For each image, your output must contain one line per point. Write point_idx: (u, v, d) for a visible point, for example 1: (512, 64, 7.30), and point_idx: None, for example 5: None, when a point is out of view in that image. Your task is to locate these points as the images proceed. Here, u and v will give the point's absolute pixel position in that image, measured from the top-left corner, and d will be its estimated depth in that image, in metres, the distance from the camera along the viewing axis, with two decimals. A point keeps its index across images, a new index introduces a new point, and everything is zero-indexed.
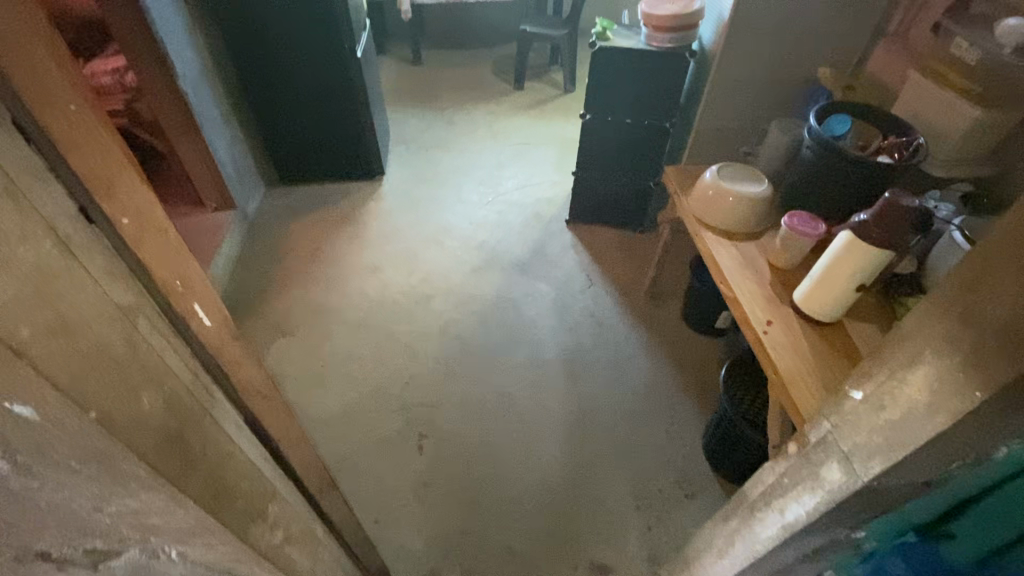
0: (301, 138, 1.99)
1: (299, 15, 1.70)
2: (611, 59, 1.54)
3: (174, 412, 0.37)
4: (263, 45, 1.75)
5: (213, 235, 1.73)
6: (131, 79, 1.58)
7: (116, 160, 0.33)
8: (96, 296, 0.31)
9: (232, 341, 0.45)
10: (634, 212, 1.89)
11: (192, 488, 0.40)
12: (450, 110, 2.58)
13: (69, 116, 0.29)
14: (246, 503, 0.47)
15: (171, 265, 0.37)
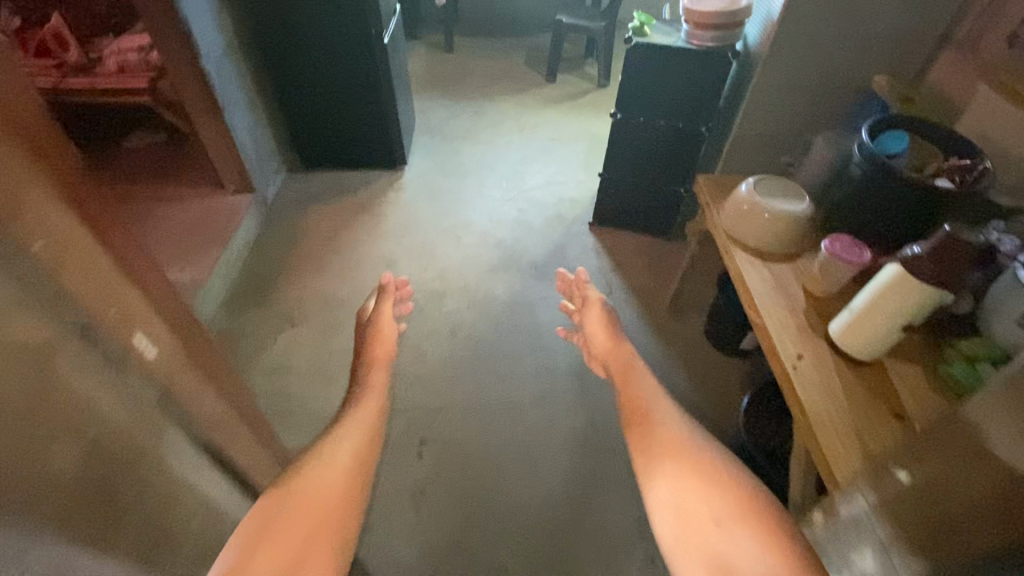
0: (323, 123, 1.96)
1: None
2: (647, 56, 1.45)
3: (83, 449, 0.55)
4: (290, 28, 1.72)
5: (230, 218, 1.72)
6: (156, 57, 1.55)
7: (54, 207, 0.45)
8: (24, 365, 0.48)
9: (176, 371, 0.62)
10: (661, 218, 1.80)
11: (97, 504, 0.57)
12: (478, 100, 2.52)
13: (22, 170, 0.42)
14: (143, 524, 0.64)
15: (108, 304, 0.52)
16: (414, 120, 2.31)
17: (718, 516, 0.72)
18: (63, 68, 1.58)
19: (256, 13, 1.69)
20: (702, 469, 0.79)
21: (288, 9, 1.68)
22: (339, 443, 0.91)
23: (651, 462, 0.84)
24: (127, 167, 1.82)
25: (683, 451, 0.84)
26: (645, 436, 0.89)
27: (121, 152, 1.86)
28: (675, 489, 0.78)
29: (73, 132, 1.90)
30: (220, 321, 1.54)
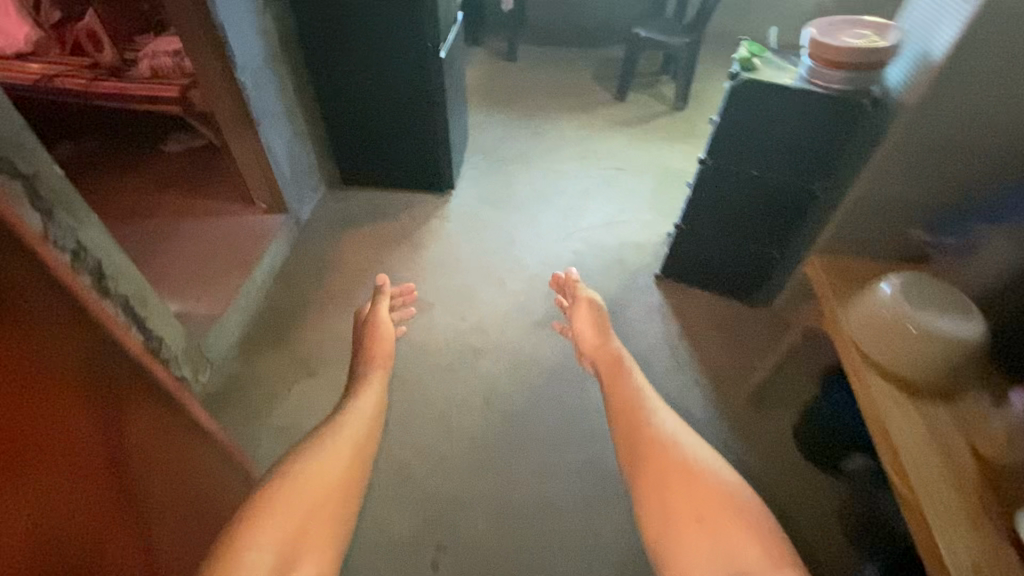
0: (367, 136, 1.77)
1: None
2: (753, 97, 1.18)
3: None
4: (340, 37, 1.54)
5: (256, 242, 1.56)
6: (189, 64, 1.40)
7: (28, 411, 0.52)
8: None
9: None
10: (745, 281, 1.52)
11: None
12: (538, 118, 2.29)
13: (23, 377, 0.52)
14: None
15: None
16: (467, 139, 2.10)
17: (706, 513, 0.83)
18: (96, 69, 1.46)
19: (303, 19, 1.51)
20: (697, 471, 0.89)
21: (338, 15, 1.49)
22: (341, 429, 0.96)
23: (653, 472, 0.91)
24: (150, 181, 1.69)
25: (677, 456, 0.92)
26: (643, 441, 0.96)
27: (138, 165, 1.73)
28: (669, 492, 0.87)
29: (66, 159, 1.73)
30: (231, 364, 1.38)
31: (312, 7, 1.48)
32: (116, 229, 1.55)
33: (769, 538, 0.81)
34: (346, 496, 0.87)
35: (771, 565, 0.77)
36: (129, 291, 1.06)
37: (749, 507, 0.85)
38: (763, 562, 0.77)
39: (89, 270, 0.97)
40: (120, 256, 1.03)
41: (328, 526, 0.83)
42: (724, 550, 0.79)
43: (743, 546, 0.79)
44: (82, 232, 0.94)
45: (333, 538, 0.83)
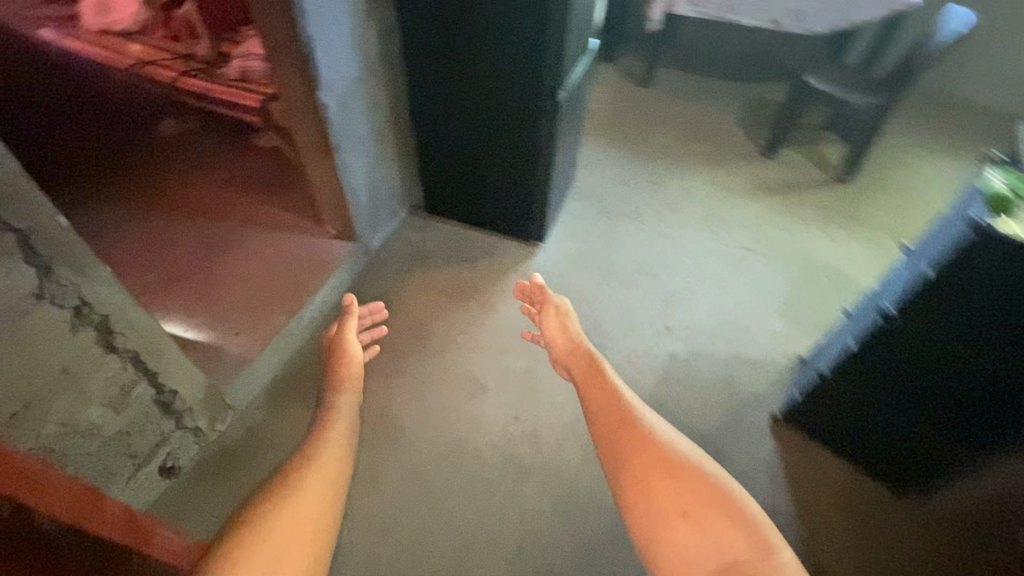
0: (459, 164, 1.53)
1: (499, 12, 1.18)
2: (999, 261, 0.78)
3: None
4: (449, 60, 1.30)
5: (315, 273, 1.41)
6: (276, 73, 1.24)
7: None
8: None
9: None
10: (915, 468, 1.11)
11: None
12: (662, 164, 1.93)
13: None
14: None
15: None
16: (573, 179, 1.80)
17: (691, 510, 0.82)
18: (189, 61, 1.35)
19: (411, 36, 1.29)
20: (684, 468, 0.87)
21: (451, 38, 1.26)
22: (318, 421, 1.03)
23: (634, 473, 0.89)
24: (187, 179, 1.55)
25: (656, 452, 0.90)
26: (620, 446, 0.94)
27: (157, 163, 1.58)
28: (655, 493, 0.86)
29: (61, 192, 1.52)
30: (256, 414, 1.24)
31: (424, 24, 1.26)
32: (183, 230, 1.46)
33: (757, 528, 0.80)
34: (337, 470, 0.94)
35: (756, 554, 0.77)
36: (141, 344, 0.92)
37: (734, 497, 0.84)
38: (752, 552, 0.77)
39: (93, 327, 0.83)
40: (136, 309, 0.89)
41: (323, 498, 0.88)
42: (714, 543, 0.79)
43: (730, 538, 0.79)
44: (88, 288, 0.80)
45: (326, 508, 0.88)
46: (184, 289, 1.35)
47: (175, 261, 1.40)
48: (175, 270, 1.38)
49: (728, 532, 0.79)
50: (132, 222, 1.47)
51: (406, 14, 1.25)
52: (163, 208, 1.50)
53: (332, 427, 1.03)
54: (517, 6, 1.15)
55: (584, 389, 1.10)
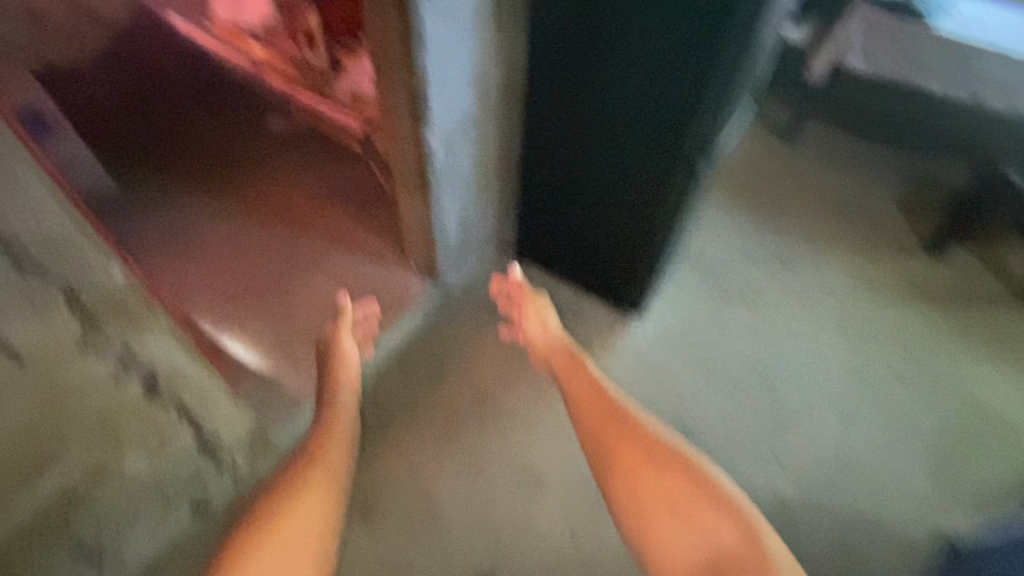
0: (563, 215, 1.34)
1: (647, 62, 0.96)
2: None
3: None
4: (576, 109, 1.11)
5: (388, 313, 1.31)
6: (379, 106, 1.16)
7: None
8: None
9: None
10: None
11: None
12: (792, 241, 1.61)
13: None
14: None
15: None
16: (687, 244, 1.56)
17: (678, 505, 0.87)
18: (305, 73, 1.30)
19: (537, 76, 1.12)
20: (669, 459, 0.92)
21: (583, 85, 1.07)
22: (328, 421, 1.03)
23: (614, 465, 0.95)
24: (269, 196, 1.50)
25: (638, 450, 0.94)
26: (604, 445, 0.98)
27: (221, 179, 1.50)
28: (638, 488, 0.91)
29: (126, 216, 1.45)
30: None
31: (554, 67, 1.07)
32: (268, 239, 1.42)
33: (723, 501, 0.86)
34: (343, 453, 1.01)
35: (734, 532, 0.83)
36: (187, 392, 0.85)
37: (706, 475, 0.90)
38: (734, 535, 0.82)
39: (138, 377, 0.76)
40: (186, 359, 0.81)
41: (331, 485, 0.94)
42: (699, 532, 0.84)
43: (717, 529, 0.83)
44: (136, 340, 0.72)
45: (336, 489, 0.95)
46: (255, 304, 1.30)
47: (253, 271, 1.36)
48: (254, 280, 1.34)
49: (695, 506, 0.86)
50: (220, 224, 1.43)
51: (537, 54, 1.08)
52: (255, 210, 1.46)
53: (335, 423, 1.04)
54: (670, 60, 0.93)
55: (564, 384, 1.12)
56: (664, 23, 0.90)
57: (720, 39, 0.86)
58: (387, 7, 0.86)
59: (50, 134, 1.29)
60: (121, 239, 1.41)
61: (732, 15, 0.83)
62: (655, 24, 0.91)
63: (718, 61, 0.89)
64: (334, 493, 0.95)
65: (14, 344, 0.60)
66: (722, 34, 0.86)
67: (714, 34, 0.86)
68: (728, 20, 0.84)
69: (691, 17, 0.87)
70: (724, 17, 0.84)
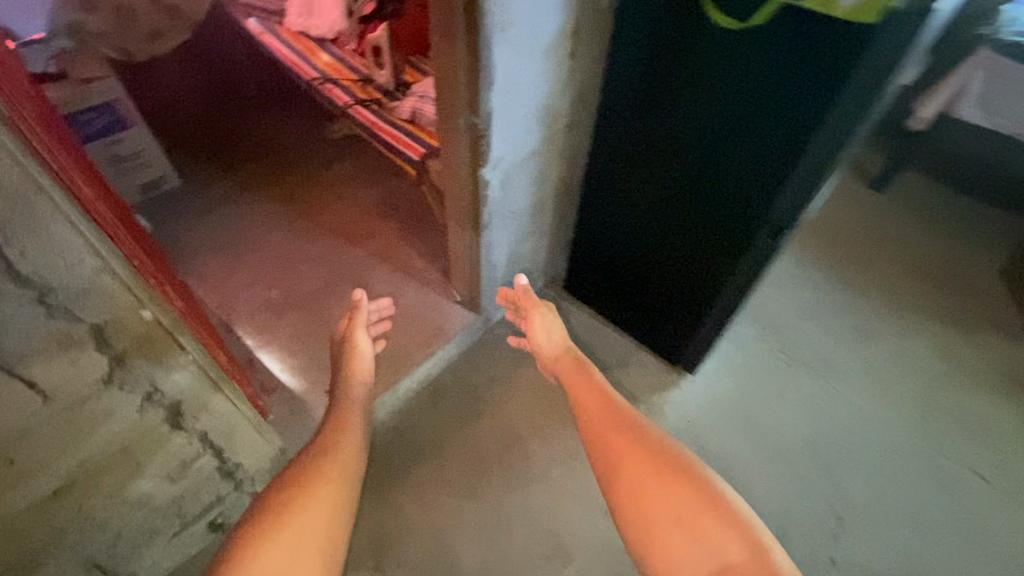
0: (620, 259, 1.24)
1: (733, 118, 0.84)
2: None
3: None
4: (648, 153, 1.00)
5: (425, 342, 1.27)
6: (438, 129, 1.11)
7: None
8: None
9: None
10: None
11: None
12: (873, 307, 1.45)
13: None
14: None
15: None
16: (754, 301, 1.44)
17: (687, 518, 0.79)
18: (365, 85, 1.27)
19: (610, 114, 1.01)
20: (676, 470, 0.85)
21: (660, 129, 0.95)
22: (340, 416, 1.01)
23: (621, 477, 0.87)
24: (320, 205, 1.48)
25: (645, 459, 0.87)
26: (610, 454, 0.91)
27: (278, 185, 1.51)
28: (645, 500, 0.83)
29: (182, 211, 1.46)
30: None
31: (630, 106, 0.97)
32: (317, 250, 1.40)
33: (734, 517, 0.79)
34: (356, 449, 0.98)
35: (747, 553, 0.74)
36: (212, 423, 0.82)
37: (717, 490, 0.83)
38: (748, 555, 0.74)
39: (163, 409, 0.73)
40: (213, 392, 0.78)
41: (341, 479, 0.91)
42: (709, 552, 0.76)
43: (727, 547, 0.75)
44: (163, 375, 0.69)
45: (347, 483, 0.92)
46: (296, 318, 1.28)
47: (298, 283, 1.34)
48: (297, 292, 1.33)
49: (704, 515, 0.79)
50: (272, 229, 1.43)
51: (613, 90, 0.98)
52: (308, 218, 1.46)
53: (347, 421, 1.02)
54: (763, 121, 0.81)
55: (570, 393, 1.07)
56: (760, 78, 0.78)
57: (827, 103, 0.73)
58: (456, 40, 0.80)
59: (127, 131, 1.34)
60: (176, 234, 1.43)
61: (848, 78, 0.70)
62: (749, 77, 0.79)
63: (821, 129, 0.76)
64: (344, 486, 0.91)
65: (38, 377, 0.58)
66: (831, 98, 0.73)
67: (820, 97, 0.74)
68: (842, 83, 0.71)
69: (796, 74, 0.74)
70: (837, 79, 0.71)
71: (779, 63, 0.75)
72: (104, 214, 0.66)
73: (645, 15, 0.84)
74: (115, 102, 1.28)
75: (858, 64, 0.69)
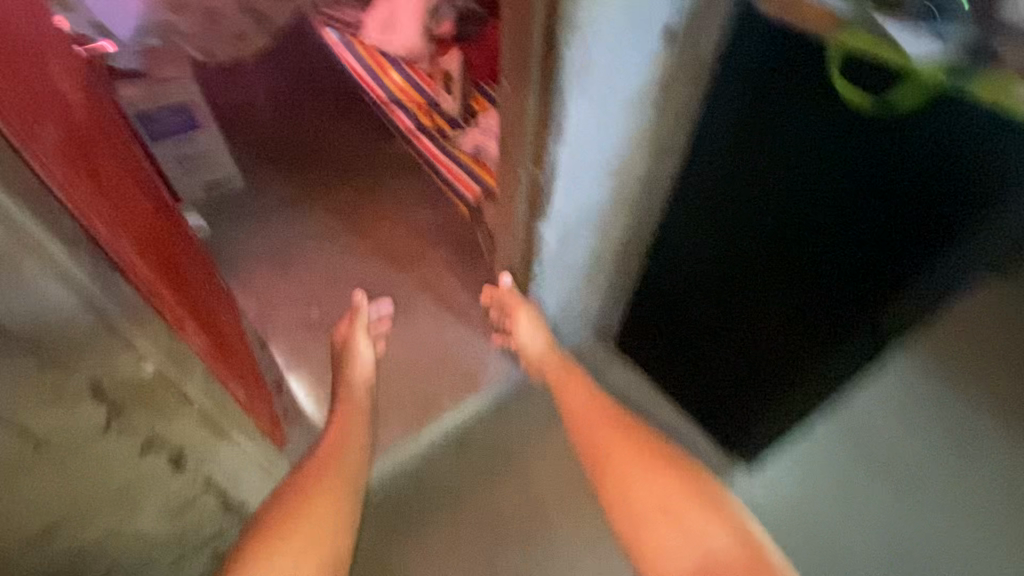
0: (680, 329, 1.11)
1: (838, 223, 0.72)
2: None
3: None
4: (722, 245, 0.90)
5: (459, 387, 1.20)
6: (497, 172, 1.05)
7: None
8: None
9: None
10: None
11: None
12: (981, 420, 1.23)
13: None
14: None
15: None
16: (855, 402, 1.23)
17: (676, 511, 0.82)
18: (429, 110, 1.22)
19: (681, 194, 0.91)
20: (663, 460, 0.88)
21: (738, 224, 0.85)
22: (345, 423, 0.99)
23: (605, 468, 0.90)
24: (373, 222, 1.44)
25: (633, 450, 0.90)
26: (592, 446, 0.93)
27: (335, 196, 1.48)
28: (630, 486, 0.87)
29: (237, 213, 1.46)
30: None
31: (707, 192, 0.86)
32: (361, 271, 1.36)
33: (717, 504, 0.83)
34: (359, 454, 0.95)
35: (731, 538, 0.78)
36: (216, 464, 0.77)
37: (704, 479, 0.86)
38: (730, 541, 0.78)
39: (166, 454, 0.69)
40: (217, 436, 0.73)
41: (340, 490, 0.88)
42: (693, 538, 0.79)
43: (711, 532, 0.79)
44: (165, 423, 0.65)
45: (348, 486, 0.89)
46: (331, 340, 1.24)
47: (339, 303, 1.31)
48: (337, 312, 1.29)
49: (687, 500, 0.83)
50: (321, 243, 1.41)
51: (689, 171, 0.87)
52: (358, 235, 1.42)
53: (348, 424, 1.00)
54: (866, 243, 0.70)
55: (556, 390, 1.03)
56: (881, 186, 0.66)
57: (967, 227, 0.62)
58: (528, 87, 0.72)
59: (197, 131, 1.34)
60: (228, 236, 1.42)
61: (1000, 202, 0.59)
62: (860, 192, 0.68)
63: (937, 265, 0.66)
64: (344, 500, 0.87)
65: (34, 426, 0.53)
66: (973, 222, 0.62)
67: (958, 219, 0.62)
68: (991, 207, 0.60)
69: (926, 196, 0.63)
70: (984, 203, 0.60)
71: (922, 151, 0.62)
72: (121, 248, 0.61)
73: (745, 91, 0.74)
74: (191, 103, 1.29)
75: (1003, 201, 0.59)
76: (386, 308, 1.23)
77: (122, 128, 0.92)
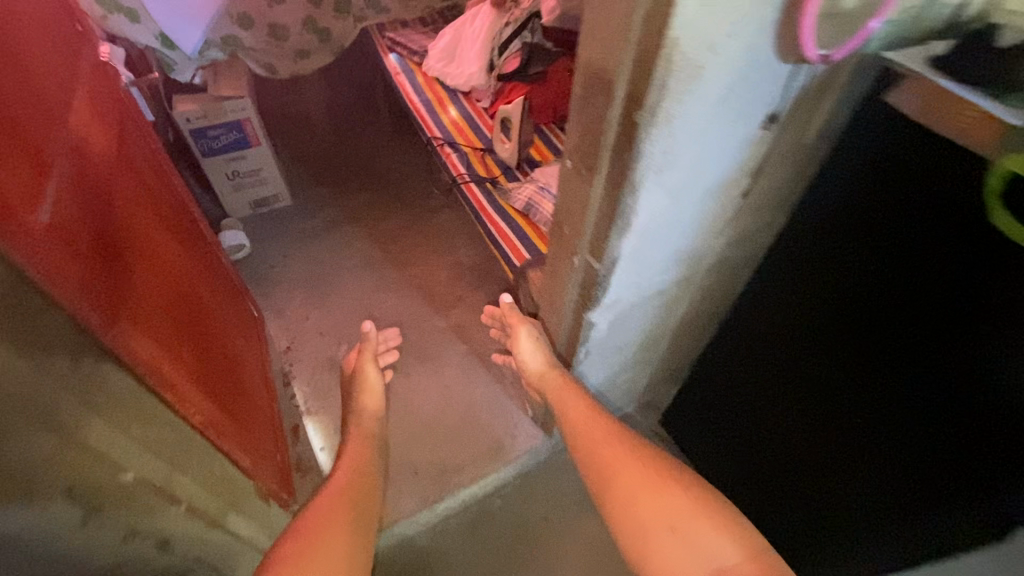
0: (735, 427, 0.98)
1: (899, 413, 0.67)
2: None
3: None
4: (775, 379, 0.85)
5: (482, 456, 1.10)
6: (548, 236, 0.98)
7: None
8: None
9: None
10: None
11: None
12: None
13: None
14: None
15: None
16: None
17: (680, 523, 0.69)
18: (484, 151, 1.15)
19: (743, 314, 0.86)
20: (666, 475, 0.75)
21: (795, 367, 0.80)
22: (358, 446, 0.93)
23: (610, 487, 0.77)
24: (412, 256, 1.37)
25: (636, 461, 0.78)
26: (598, 465, 0.80)
27: (377, 225, 1.42)
28: (635, 505, 0.73)
29: (277, 234, 1.42)
30: None
31: (771, 321, 0.81)
32: (395, 310, 1.29)
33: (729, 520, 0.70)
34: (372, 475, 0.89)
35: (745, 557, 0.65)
36: (209, 546, 0.71)
37: (714, 497, 0.73)
38: (743, 560, 0.65)
39: (156, 540, 0.62)
40: (206, 520, 0.68)
41: (356, 500, 0.81)
42: (700, 558, 0.66)
43: (719, 549, 0.66)
44: (148, 519, 0.59)
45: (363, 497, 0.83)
46: None
47: None
48: None
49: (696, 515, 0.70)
50: (357, 274, 1.35)
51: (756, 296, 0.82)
52: (395, 269, 1.35)
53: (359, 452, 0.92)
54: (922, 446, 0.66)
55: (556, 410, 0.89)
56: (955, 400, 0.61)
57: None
58: (594, 176, 0.61)
59: (249, 150, 1.31)
60: (265, 257, 1.38)
61: None
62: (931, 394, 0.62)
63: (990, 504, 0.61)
64: (362, 515, 0.80)
65: None
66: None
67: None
68: None
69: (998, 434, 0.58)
70: None
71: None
72: (132, 324, 0.56)
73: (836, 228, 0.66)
74: (245, 121, 1.25)
75: None
76: (392, 335, 1.20)
77: (160, 157, 0.87)
